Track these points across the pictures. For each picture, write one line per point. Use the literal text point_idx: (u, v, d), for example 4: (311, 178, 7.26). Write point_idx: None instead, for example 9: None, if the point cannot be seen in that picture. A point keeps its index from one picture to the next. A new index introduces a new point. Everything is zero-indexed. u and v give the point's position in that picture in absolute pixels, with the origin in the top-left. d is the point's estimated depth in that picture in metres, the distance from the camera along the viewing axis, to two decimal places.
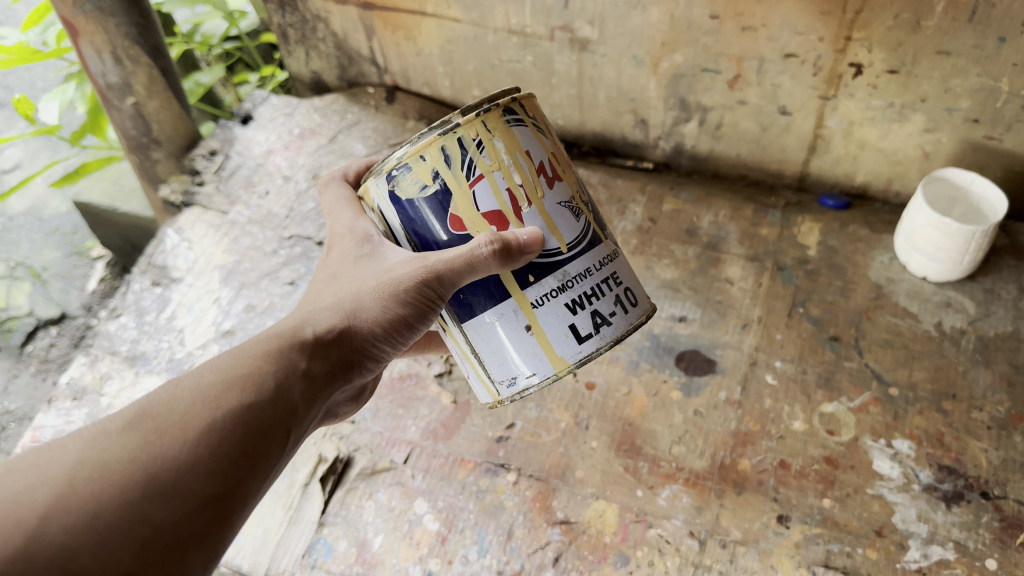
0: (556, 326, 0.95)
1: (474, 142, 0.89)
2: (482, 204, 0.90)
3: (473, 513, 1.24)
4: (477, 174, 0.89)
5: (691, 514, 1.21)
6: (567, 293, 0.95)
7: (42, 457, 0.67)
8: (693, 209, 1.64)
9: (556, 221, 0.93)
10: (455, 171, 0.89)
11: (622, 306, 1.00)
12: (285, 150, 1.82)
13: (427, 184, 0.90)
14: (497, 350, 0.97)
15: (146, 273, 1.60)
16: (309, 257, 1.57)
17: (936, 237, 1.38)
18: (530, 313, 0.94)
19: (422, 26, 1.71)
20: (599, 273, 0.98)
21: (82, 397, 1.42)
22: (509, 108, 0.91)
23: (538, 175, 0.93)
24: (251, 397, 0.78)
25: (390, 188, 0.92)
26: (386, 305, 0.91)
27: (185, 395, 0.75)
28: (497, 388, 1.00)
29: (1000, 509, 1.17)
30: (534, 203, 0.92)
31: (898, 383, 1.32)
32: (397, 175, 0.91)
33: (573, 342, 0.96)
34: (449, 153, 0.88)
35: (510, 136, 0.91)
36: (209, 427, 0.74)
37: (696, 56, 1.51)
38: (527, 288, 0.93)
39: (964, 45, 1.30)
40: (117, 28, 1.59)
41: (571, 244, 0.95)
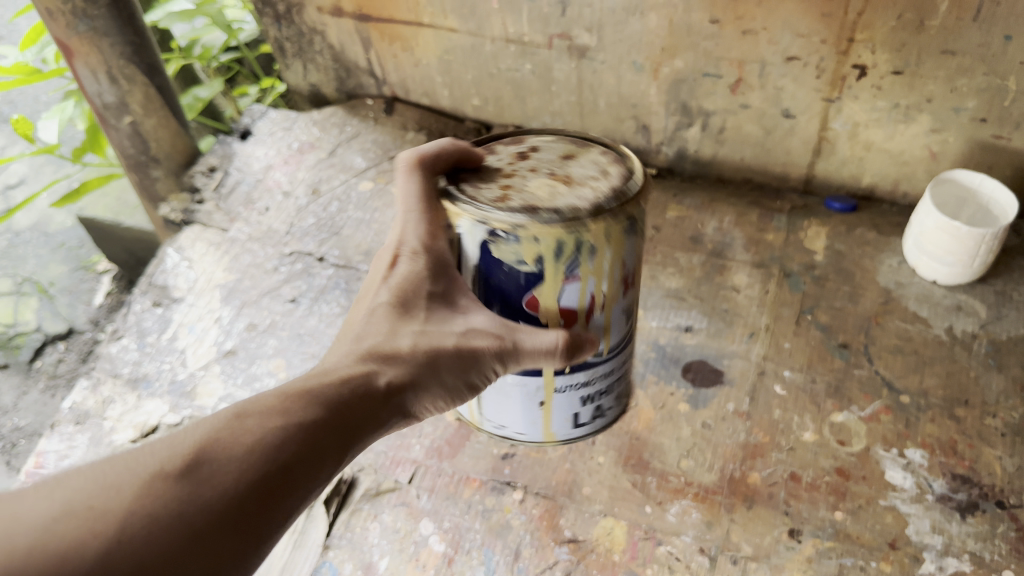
0: (563, 410, 0.99)
1: (592, 247, 0.80)
2: (564, 299, 0.85)
3: (480, 533, 1.22)
4: (577, 274, 0.82)
5: (701, 530, 1.19)
6: (586, 386, 0.97)
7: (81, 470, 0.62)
8: (697, 215, 1.62)
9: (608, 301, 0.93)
10: (563, 262, 0.80)
11: (625, 376, 1.04)
12: (284, 165, 1.80)
13: (526, 260, 0.80)
14: (504, 406, 0.98)
15: (147, 293, 1.59)
16: (310, 274, 1.57)
17: (946, 240, 1.35)
18: (550, 394, 0.96)
19: (419, 37, 1.70)
20: (619, 366, 0.99)
21: (85, 420, 1.41)
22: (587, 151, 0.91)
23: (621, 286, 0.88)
24: (314, 415, 0.73)
25: (484, 245, 0.81)
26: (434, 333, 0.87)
27: (239, 418, 0.70)
28: (482, 421, 1.03)
29: (1016, 519, 1.14)
30: (607, 309, 0.88)
31: (909, 390, 1.30)
32: (495, 241, 0.80)
33: (568, 426, 1.02)
34: (566, 246, 0.79)
35: (622, 244, 0.83)
36: (253, 449, 0.68)
37: (696, 61, 1.48)
38: (559, 374, 0.93)
39: (969, 44, 1.27)
40: (111, 48, 1.58)
41: (611, 348, 0.95)
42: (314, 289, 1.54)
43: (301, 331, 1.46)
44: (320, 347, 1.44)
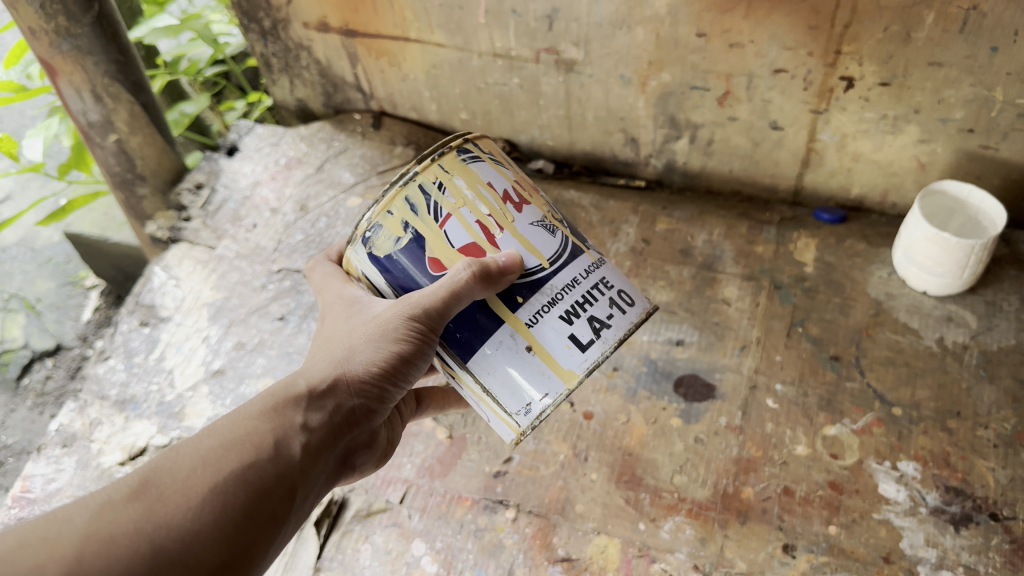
0: (557, 340, 0.97)
1: (435, 184, 0.95)
2: (455, 240, 0.95)
3: (473, 553, 1.21)
4: (445, 214, 0.95)
5: (695, 547, 1.18)
6: (558, 306, 0.98)
7: (48, 529, 0.69)
8: (687, 228, 1.62)
9: (531, 241, 0.98)
10: (423, 217, 0.94)
11: (618, 308, 1.03)
12: (271, 181, 1.79)
13: (400, 236, 0.94)
14: (504, 373, 0.95)
15: (134, 312, 1.57)
16: (298, 291, 1.56)
17: (935, 252, 1.35)
18: (528, 333, 0.96)
19: (406, 52, 1.69)
20: (586, 281, 1.02)
21: (73, 443, 1.39)
22: (463, 148, 0.99)
23: (504, 203, 0.99)
24: (252, 456, 0.80)
25: (368, 250, 0.96)
26: (379, 344, 0.91)
27: (187, 461, 0.77)
28: (513, 420, 0.97)
29: (1010, 531, 1.14)
30: (506, 229, 0.98)
31: (901, 402, 1.30)
32: (372, 235, 0.95)
33: (578, 353, 0.98)
34: (415, 202, 0.94)
35: (468, 172, 0.98)
36: (213, 491, 0.76)
37: (684, 74, 1.48)
38: (519, 310, 0.96)
39: (956, 55, 1.27)
40: (95, 66, 1.57)
41: (552, 259, 0.99)
42: (302, 306, 1.53)
43: (290, 350, 1.45)
44: None
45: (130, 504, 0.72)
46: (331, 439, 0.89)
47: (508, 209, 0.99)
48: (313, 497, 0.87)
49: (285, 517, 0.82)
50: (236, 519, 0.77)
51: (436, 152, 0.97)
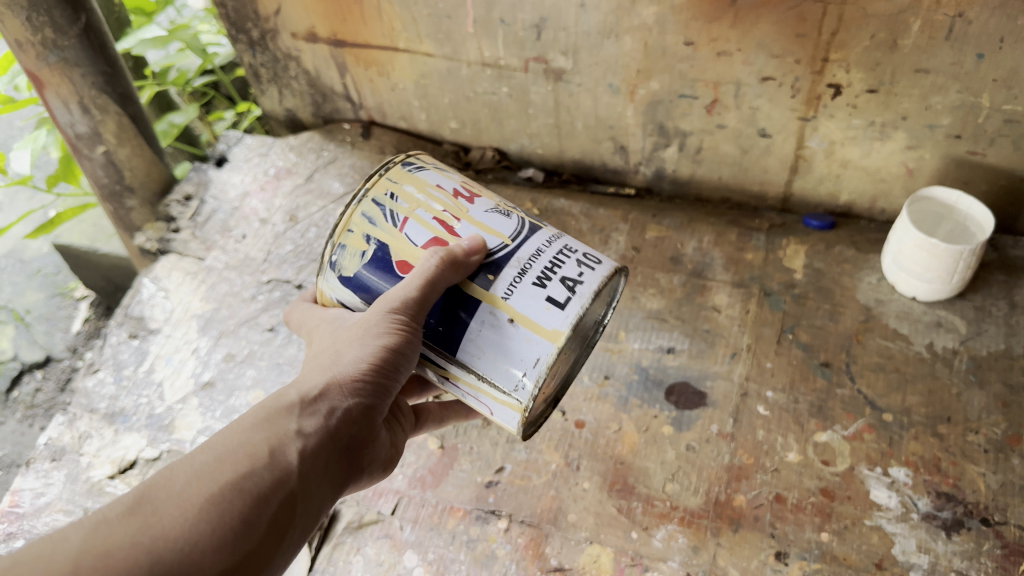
0: (536, 304, 0.94)
1: (387, 195, 1.01)
2: (417, 240, 0.98)
3: (465, 564, 1.21)
4: (402, 218, 0.99)
5: (688, 555, 1.18)
6: (529, 274, 0.96)
7: (45, 548, 0.68)
8: (677, 235, 1.62)
9: (489, 224, 1.00)
10: (382, 226, 0.99)
11: (589, 265, 1.00)
12: (261, 191, 1.79)
13: (363, 250, 0.99)
14: (492, 353, 0.95)
15: (123, 324, 1.57)
16: (288, 301, 1.55)
17: (925, 258, 1.36)
18: (506, 305, 0.94)
19: (395, 62, 1.69)
20: (552, 248, 1.00)
21: (62, 457, 1.39)
22: (405, 162, 1.07)
23: (456, 199, 1.03)
24: (246, 466, 0.79)
25: (337, 273, 1.00)
26: (365, 343, 0.91)
27: (181, 476, 0.76)
28: (515, 399, 0.96)
29: (1002, 536, 1.14)
30: (462, 218, 1.01)
31: (892, 408, 1.30)
32: (337, 258, 1.00)
33: (559, 312, 0.94)
34: (371, 215, 1.00)
35: (415, 180, 1.04)
36: (209, 501, 0.75)
37: (672, 82, 1.49)
38: (491, 286, 0.95)
39: (942, 63, 1.28)
40: (83, 78, 1.56)
41: (513, 236, 1.00)
42: None
43: (280, 361, 1.45)
44: None
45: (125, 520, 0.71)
46: (331, 444, 0.87)
47: (461, 203, 1.03)
48: (319, 505, 0.85)
49: (287, 523, 0.80)
50: (235, 527, 0.75)
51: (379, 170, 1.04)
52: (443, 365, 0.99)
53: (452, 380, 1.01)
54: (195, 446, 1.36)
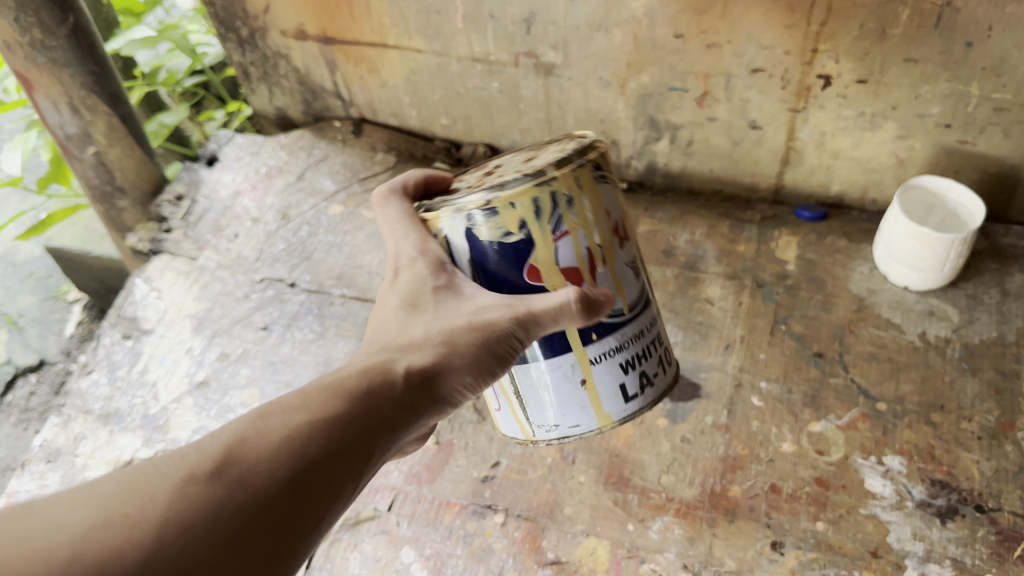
0: (609, 384, 0.97)
1: (566, 199, 0.87)
2: (561, 260, 0.90)
3: (462, 558, 1.21)
4: (563, 231, 0.88)
5: (683, 546, 1.18)
6: (622, 353, 0.97)
7: (131, 506, 0.64)
8: (669, 228, 1.61)
9: (623, 283, 0.95)
10: (543, 224, 0.87)
11: (663, 366, 1.04)
12: (252, 190, 1.78)
13: (511, 232, 0.87)
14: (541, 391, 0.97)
15: (116, 325, 1.56)
16: (281, 300, 1.55)
17: (916, 247, 1.36)
18: (587, 368, 0.95)
19: (384, 58, 1.69)
20: (648, 336, 1.01)
21: (57, 458, 1.38)
22: (598, 166, 0.91)
23: (613, 234, 0.93)
24: (334, 447, 0.74)
25: (468, 225, 0.88)
26: (475, 345, 0.85)
27: (273, 439, 0.71)
28: (533, 430, 1.02)
29: (996, 522, 1.15)
30: (608, 265, 0.93)
31: (885, 397, 1.30)
32: (476, 217, 0.87)
33: (620, 402, 0.99)
34: (541, 206, 0.86)
35: (597, 194, 0.90)
36: (291, 483, 0.70)
37: (662, 75, 1.49)
38: (588, 345, 0.94)
39: (931, 52, 1.28)
40: (72, 79, 1.56)
41: (631, 305, 0.97)
42: (285, 315, 1.52)
43: (274, 360, 1.45)
44: (293, 375, 1.43)
45: (207, 484, 0.66)
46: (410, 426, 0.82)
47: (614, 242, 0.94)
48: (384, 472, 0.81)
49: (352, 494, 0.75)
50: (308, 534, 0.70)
51: (573, 162, 0.89)
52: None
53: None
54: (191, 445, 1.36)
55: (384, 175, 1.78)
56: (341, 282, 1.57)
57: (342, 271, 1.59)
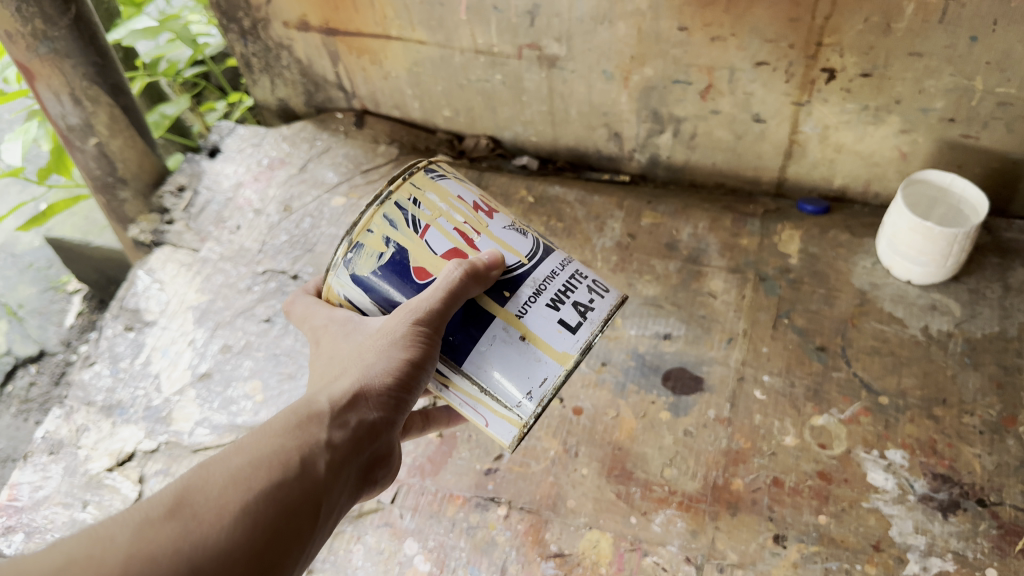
0: (548, 326, 0.97)
1: (411, 200, 0.97)
2: (437, 248, 0.96)
3: (465, 550, 1.22)
4: (424, 225, 0.96)
5: (686, 539, 1.19)
6: (544, 296, 0.99)
7: (91, 548, 0.64)
8: (672, 222, 1.61)
9: (506, 241, 1.00)
10: (403, 230, 0.95)
11: (597, 292, 1.04)
12: (254, 182, 1.78)
13: (382, 252, 0.95)
14: (502, 367, 0.96)
15: (118, 317, 1.56)
16: (283, 292, 1.55)
17: (920, 242, 1.36)
18: (519, 324, 0.96)
19: (387, 50, 1.68)
20: (565, 272, 1.02)
21: (60, 450, 1.38)
22: (428, 168, 1.02)
23: (477, 211, 1.01)
24: (280, 474, 0.76)
25: (350, 272, 0.96)
26: (392, 352, 0.89)
27: (217, 477, 0.73)
28: (515, 413, 0.97)
29: (997, 517, 1.16)
30: (483, 233, 1.00)
31: (888, 391, 1.31)
32: (353, 256, 0.96)
33: (570, 336, 0.98)
34: (393, 217, 0.95)
35: (439, 187, 1.00)
36: (244, 511, 0.72)
37: (666, 68, 1.49)
38: (508, 304, 0.96)
39: (935, 46, 1.28)
40: (74, 69, 1.55)
41: (529, 255, 1.00)
42: None
43: (277, 352, 1.45)
44: (297, 367, 1.43)
45: (166, 524, 0.67)
46: (354, 453, 0.84)
47: (481, 217, 1.01)
48: (338, 511, 0.82)
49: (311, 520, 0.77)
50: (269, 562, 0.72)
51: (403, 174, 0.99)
52: (443, 373, 0.97)
53: (450, 389, 0.99)
54: (194, 437, 1.37)
55: (386, 167, 1.77)
56: None
57: None
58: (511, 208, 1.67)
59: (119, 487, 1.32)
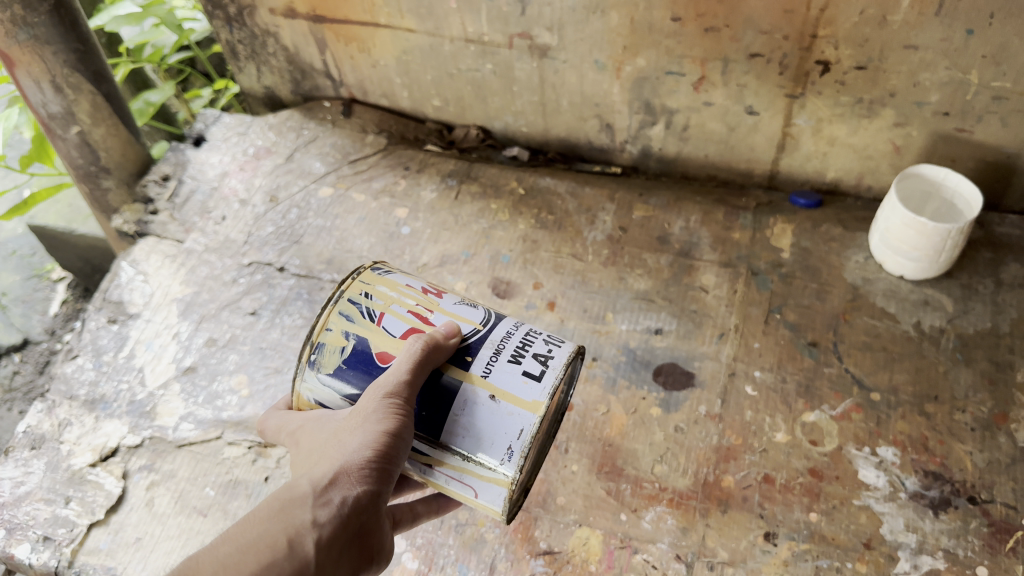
0: (512, 380, 0.92)
1: (361, 294, 0.98)
2: (395, 331, 0.95)
3: (454, 548, 1.20)
4: (378, 314, 0.97)
5: (677, 536, 1.18)
6: (504, 353, 0.94)
7: None
8: (664, 215, 1.59)
9: (459, 313, 0.98)
10: (360, 321, 0.96)
11: (555, 343, 0.98)
12: (240, 171, 1.75)
13: (343, 346, 0.95)
14: (475, 430, 0.90)
15: (102, 309, 1.53)
16: (270, 285, 1.53)
17: (913, 237, 1.35)
18: (484, 383, 0.91)
19: (376, 38, 1.66)
20: (520, 330, 0.98)
21: (42, 445, 1.36)
22: (374, 266, 1.04)
23: (426, 294, 1.01)
24: (267, 556, 0.77)
25: (317, 371, 0.95)
26: (366, 427, 0.85)
27: (207, 566, 0.76)
28: (499, 472, 0.90)
29: (988, 514, 1.16)
30: (435, 310, 0.99)
31: (879, 387, 1.30)
32: (317, 356, 0.96)
33: (537, 384, 0.91)
34: (348, 312, 0.97)
35: (387, 280, 1.01)
36: None
37: (659, 58, 1.47)
38: (469, 367, 0.92)
39: (931, 38, 1.27)
40: (54, 56, 1.52)
41: (483, 322, 0.98)
42: (274, 300, 1.51)
43: (263, 346, 1.44)
44: (283, 361, 1.42)
45: None
46: (344, 532, 0.81)
47: (431, 297, 1.00)
48: None
49: None
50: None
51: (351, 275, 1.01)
52: (424, 452, 0.93)
53: (433, 467, 0.94)
54: (178, 432, 1.35)
55: (374, 157, 1.75)
56: (331, 267, 1.55)
57: (332, 255, 1.57)
58: (501, 200, 1.64)
59: (102, 483, 1.30)
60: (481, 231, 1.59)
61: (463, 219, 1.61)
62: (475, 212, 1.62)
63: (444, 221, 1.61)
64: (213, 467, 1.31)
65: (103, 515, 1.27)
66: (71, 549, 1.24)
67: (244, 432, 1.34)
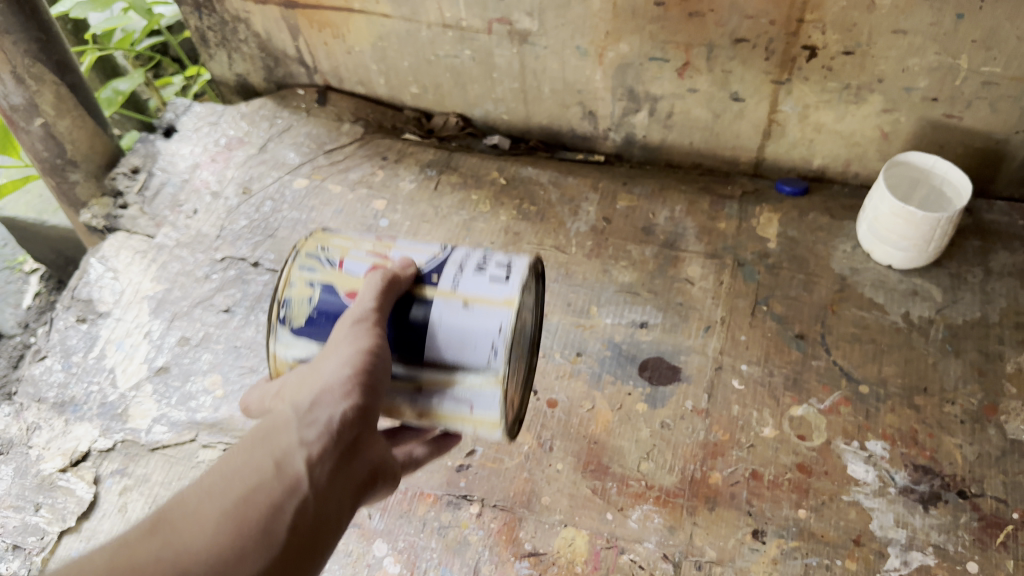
0: (481, 287, 0.87)
1: (320, 245, 0.92)
2: (357, 271, 0.89)
3: (437, 551, 1.17)
4: (340, 260, 0.90)
5: (664, 535, 1.16)
6: (467, 267, 0.90)
7: None
8: (648, 204, 1.56)
9: (417, 248, 0.94)
10: (323, 268, 0.90)
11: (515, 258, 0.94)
12: (211, 163, 1.70)
13: (311, 295, 0.88)
14: (452, 337, 0.85)
15: (70, 308, 1.48)
16: (244, 281, 1.49)
17: (901, 226, 1.33)
18: (452, 293, 0.87)
19: (350, 23, 1.61)
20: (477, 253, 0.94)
21: (9, 450, 1.32)
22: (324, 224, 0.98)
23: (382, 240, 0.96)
24: (256, 480, 0.66)
25: (289, 325, 0.88)
26: (349, 350, 0.76)
27: (191, 498, 0.64)
28: (488, 370, 0.85)
29: (979, 508, 1.14)
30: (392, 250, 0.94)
31: (868, 380, 1.28)
32: (286, 311, 0.88)
33: (504, 283, 0.87)
34: (309, 263, 0.90)
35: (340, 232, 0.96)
36: (225, 520, 0.63)
37: (642, 44, 1.43)
38: (435, 284, 0.88)
39: (920, 23, 1.24)
40: (15, 46, 1.46)
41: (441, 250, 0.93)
42: (249, 297, 1.47)
43: (238, 344, 1.40)
44: (259, 360, 1.38)
45: (145, 544, 0.60)
46: (344, 453, 0.70)
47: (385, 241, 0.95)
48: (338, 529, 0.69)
49: (303, 533, 0.66)
50: (257, 540, 0.63)
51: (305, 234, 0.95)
52: (411, 377, 0.86)
53: (423, 394, 0.87)
54: (151, 435, 1.31)
55: (351, 147, 1.71)
56: None
57: None
58: (481, 190, 1.61)
59: (73, 489, 1.26)
60: (462, 223, 1.55)
61: (443, 210, 1.57)
62: (455, 203, 1.58)
63: (423, 213, 1.57)
64: (187, 471, 1.27)
65: (75, 522, 1.23)
66: (41, 557, 1.20)
67: (219, 434, 1.30)
